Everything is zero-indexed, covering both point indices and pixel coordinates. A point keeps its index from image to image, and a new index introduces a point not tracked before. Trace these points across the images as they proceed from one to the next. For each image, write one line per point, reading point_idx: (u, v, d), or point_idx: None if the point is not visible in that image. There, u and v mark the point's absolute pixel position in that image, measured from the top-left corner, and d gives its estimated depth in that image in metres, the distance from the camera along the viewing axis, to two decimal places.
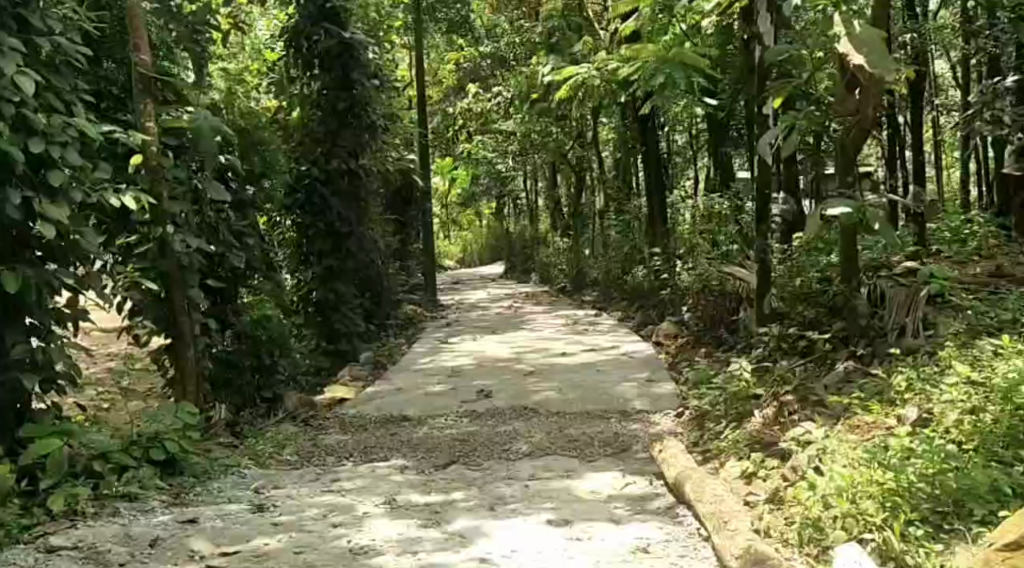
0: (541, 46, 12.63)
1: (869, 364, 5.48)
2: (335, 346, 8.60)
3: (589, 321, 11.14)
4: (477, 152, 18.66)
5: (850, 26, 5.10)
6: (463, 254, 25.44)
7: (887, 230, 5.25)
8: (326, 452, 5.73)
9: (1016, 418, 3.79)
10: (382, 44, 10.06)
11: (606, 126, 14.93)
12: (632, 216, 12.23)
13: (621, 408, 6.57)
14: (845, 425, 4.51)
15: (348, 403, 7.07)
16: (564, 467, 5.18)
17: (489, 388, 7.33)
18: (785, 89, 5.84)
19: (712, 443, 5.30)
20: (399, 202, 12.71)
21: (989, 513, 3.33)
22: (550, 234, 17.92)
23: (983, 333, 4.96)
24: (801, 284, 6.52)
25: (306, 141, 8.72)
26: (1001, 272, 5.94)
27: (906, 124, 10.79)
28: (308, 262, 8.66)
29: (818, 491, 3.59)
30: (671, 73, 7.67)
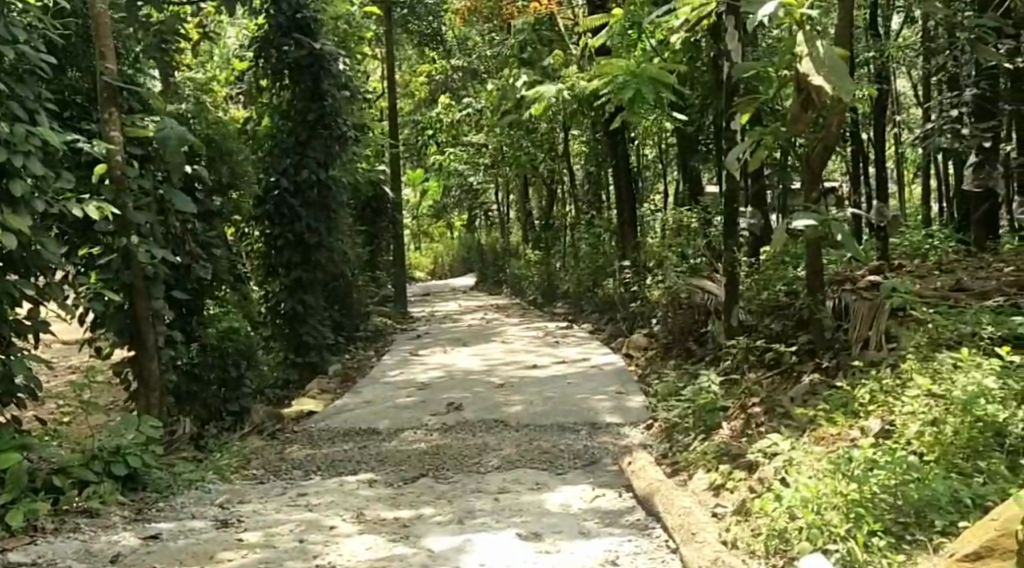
0: (512, 59, 12.75)
1: (833, 376, 5.58)
2: (305, 358, 8.63)
3: (560, 333, 11.26)
4: (448, 164, 18.76)
5: (814, 45, 5.09)
6: (434, 266, 25.56)
7: (851, 242, 5.34)
8: (293, 466, 5.77)
9: (976, 430, 3.82)
10: (353, 55, 10.10)
11: (576, 140, 15.06)
12: (602, 228, 12.36)
13: (590, 419, 6.67)
14: (811, 437, 4.66)
15: (317, 416, 7.12)
16: (534, 480, 5.27)
17: (460, 400, 7.38)
18: (753, 104, 5.95)
19: (680, 456, 5.46)
20: (370, 213, 12.76)
21: (949, 523, 3.40)
22: (521, 246, 18.06)
23: (943, 346, 4.83)
24: (767, 297, 6.68)
25: (275, 151, 8.73)
26: (959, 285, 5.74)
27: (868, 140, 11.00)
28: (277, 274, 8.73)
29: (784, 502, 3.71)
30: (639, 87, 7.80)
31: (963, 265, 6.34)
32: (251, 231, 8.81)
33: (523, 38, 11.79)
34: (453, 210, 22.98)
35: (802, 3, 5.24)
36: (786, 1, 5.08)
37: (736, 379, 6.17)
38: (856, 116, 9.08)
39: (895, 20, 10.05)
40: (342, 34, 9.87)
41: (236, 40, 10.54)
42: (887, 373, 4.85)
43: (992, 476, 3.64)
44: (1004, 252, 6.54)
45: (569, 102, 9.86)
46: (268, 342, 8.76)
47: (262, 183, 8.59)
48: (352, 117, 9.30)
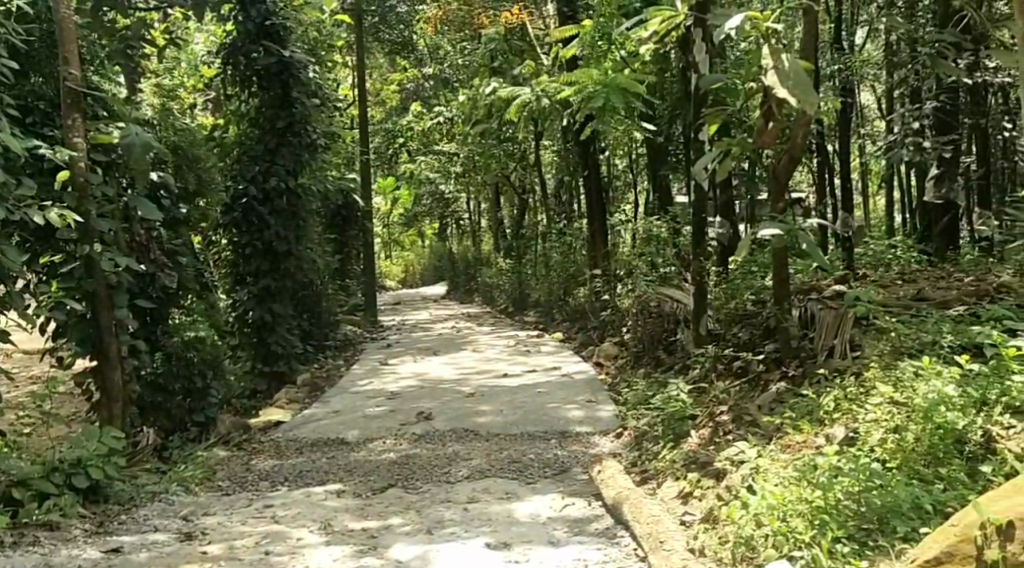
0: (483, 68, 12.76)
1: (799, 384, 5.63)
2: (273, 368, 8.58)
3: (531, 342, 11.28)
4: (419, 172, 18.72)
5: (779, 58, 5.15)
6: (405, 274, 25.53)
7: (816, 252, 5.40)
8: (260, 477, 5.73)
9: (936, 436, 3.86)
10: (323, 63, 10.06)
11: (547, 149, 15.11)
12: (572, 237, 12.40)
13: (560, 428, 6.69)
14: (778, 445, 4.70)
15: (286, 426, 7.08)
16: (504, 489, 5.27)
17: (430, 410, 7.37)
18: (720, 115, 6.00)
19: (649, 464, 5.49)
20: (340, 221, 12.71)
21: (911, 529, 3.40)
22: (492, 255, 18.08)
23: (906, 354, 4.89)
24: (735, 305, 6.74)
25: (243, 159, 8.67)
26: (922, 294, 5.82)
27: (835, 151, 11.14)
28: (245, 283, 8.68)
29: (751, 510, 3.77)
30: (609, 97, 7.85)
31: (924, 275, 6.44)
32: (219, 239, 8.75)
33: (494, 47, 11.80)
34: (424, 218, 22.94)
35: (768, 16, 5.30)
36: (751, 14, 5.14)
37: (704, 387, 6.22)
38: (822, 128, 9.19)
39: (860, 33, 10.19)
40: (312, 42, 9.83)
41: (204, 47, 10.47)
42: (851, 380, 4.91)
43: (951, 482, 3.68)
44: (964, 262, 6.64)
45: (540, 111, 9.89)
46: (235, 352, 8.70)
47: (230, 191, 8.54)
48: (321, 125, 9.26)
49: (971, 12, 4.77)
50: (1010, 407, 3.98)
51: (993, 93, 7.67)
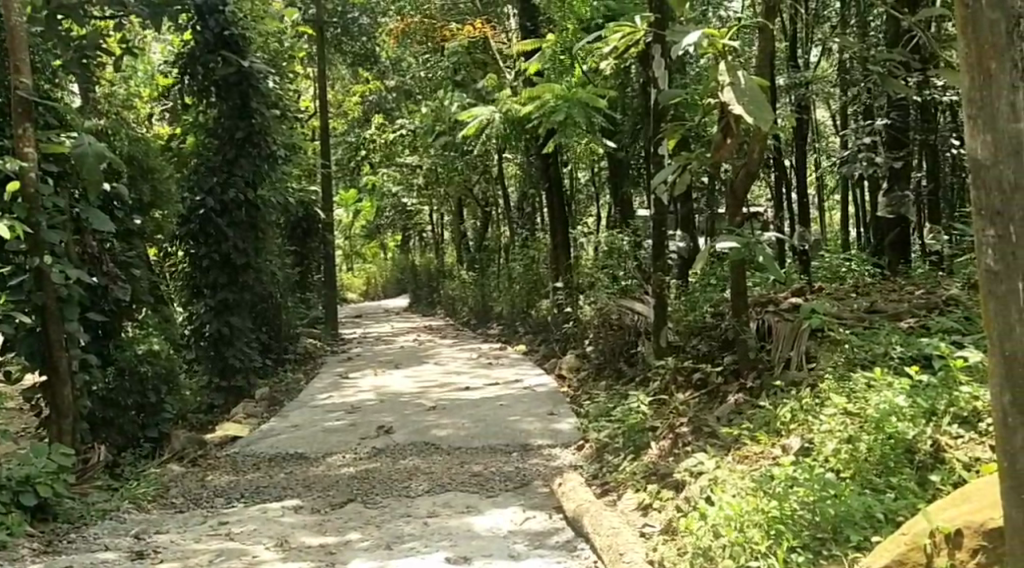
0: (446, 80, 12.76)
1: (756, 396, 5.69)
2: (230, 382, 8.48)
3: (494, 355, 11.27)
4: (381, 184, 18.64)
5: (735, 74, 5.20)
6: (367, 286, 25.39)
7: (772, 265, 5.45)
8: (216, 494, 5.66)
9: (887, 446, 3.93)
10: (283, 74, 10.00)
11: (509, 162, 15.14)
12: (535, 250, 12.42)
13: (521, 440, 6.69)
14: (735, 456, 4.75)
15: (243, 441, 7.01)
16: (464, 503, 5.26)
17: (390, 423, 7.33)
18: (679, 130, 6.07)
19: (610, 477, 5.53)
20: (300, 233, 12.61)
21: (864, 538, 3.44)
22: (454, 267, 18.05)
23: (859, 366, 4.96)
24: (695, 318, 6.81)
25: (201, 170, 8.59)
26: (875, 306, 5.89)
27: (792, 166, 11.30)
28: (202, 295, 8.59)
29: (709, 521, 3.80)
30: (570, 111, 7.90)
31: (877, 288, 6.54)
32: (175, 251, 8.66)
33: (457, 60, 11.80)
34: (386, 231, 22.84)
35: (724, 34, 5.36)
36: (708, 31, 5.20)
37: (664, 399, 6.26)
38: (779, 143, 9.32)
39: (816, 51, 10.36)
40: (273, 54, 9.77)
41: (162, 56, 10.37)
42: (806, 391, 4.97)
43: (902, 491, 3.72)
44: (915, 275, 6.76)
45: (502, 124, 9.91)
46: (192, 366, 8.60)
47: (187, 202, 8.46)
48: (281, 136, 9.21)
49: (919, 32, 4.83)
50: (958, 418, 4.05)
51: (942, 111, 7.84)
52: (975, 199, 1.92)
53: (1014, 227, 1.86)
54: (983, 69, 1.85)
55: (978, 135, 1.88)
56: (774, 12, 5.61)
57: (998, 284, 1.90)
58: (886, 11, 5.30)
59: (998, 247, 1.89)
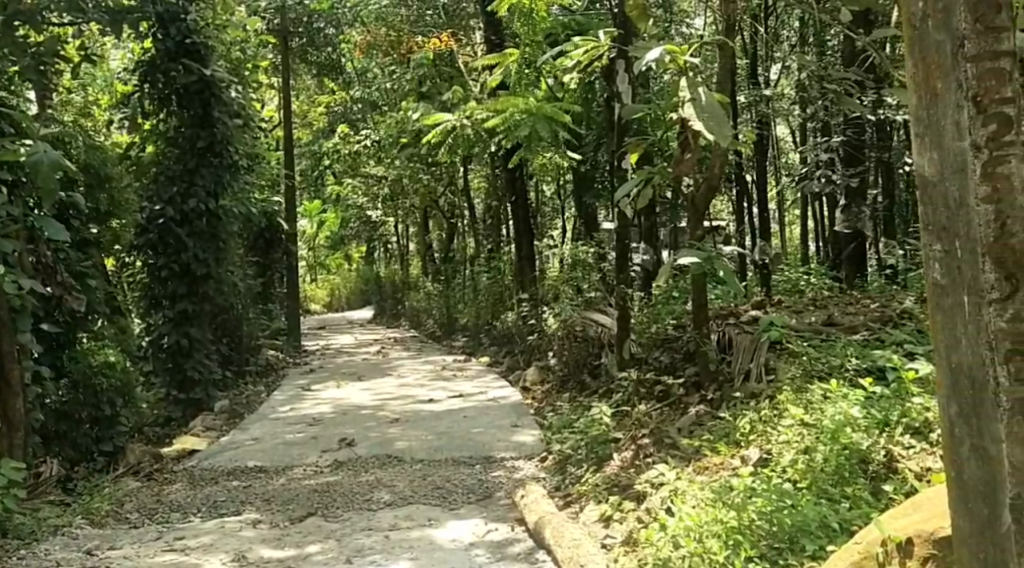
0: (411, 92, 12.74)
1: (717, 408, 5.73)
2: (188, 395, 8.41)
3: (457, 367, 11.27)
4: (346, 195, 18.55)
5: (696, 90, 5.24)
6: (331, 297, 25.22)
7: (734, 280, 5.49)
8: (172, 508, 5.61)
9: (843, 456, 3.99)
10: (247, 84, 9.94)
11: (475, 174, 15.16)
12: (500, 261, 12.43)
13: (485, 453, 6.69)
14: (695, 467, 4.80)
15: (200, 455, 6.94)
16: (426, 515, 5.24)
17: (351, 436, 7.30)
18: (641, 145, 6.12)
19: (572, 488, 5.56)
20: (262, 243, 12.53)
21: (820, 547, 3.47)
22: (419, 279, 18.01)
23: (816, 378, 5.01)
24: (657, 330, 6.86)
25: (160, 179, 8.52)
26: (833, 319, 5.97)
27: (753, 181, 11.45)
28: (160, 306, 8.50)
29: (669, 533, 3.83)
30: (534, 126, 7.96)
31: (835, 302, 6.63)
32: (133, 261, 8.56)
33: (423, 72, 11.81)
34: (351, 241, 22.74)
35: (686, 50, 5.41)
36: (670, 47, 5.24)
37: (626, 411, 6.30)
38: (740, 158, 9.44)
39: (777, 68, 10.51)
40: (236, 63, 9.71)
41: (121, 65, 10.25)
42: (765, 403, 5.02)
43: (856, 501, 3.77)
44: (872, 290, 6.89)
45: (467, 136, 9.90)
46: (149, 378, 8.49)
47: (145, 212, 8.38)
48: (244, 146, 9.16)
49: (874, 51, 4.91)
50: (910, 428, 4.12)
51: (897, 129, 8.00)
52: (925, 214, 1.97)
53: (959, 243, 1.89)
54: (929, 87, 1.89)
55: (925, 151, 1.93)
56: (734, 29, 5.67)
57: (944, 296, 1.93)
58: (840, 29, 5.40)
59: (944, 261, 1.92)
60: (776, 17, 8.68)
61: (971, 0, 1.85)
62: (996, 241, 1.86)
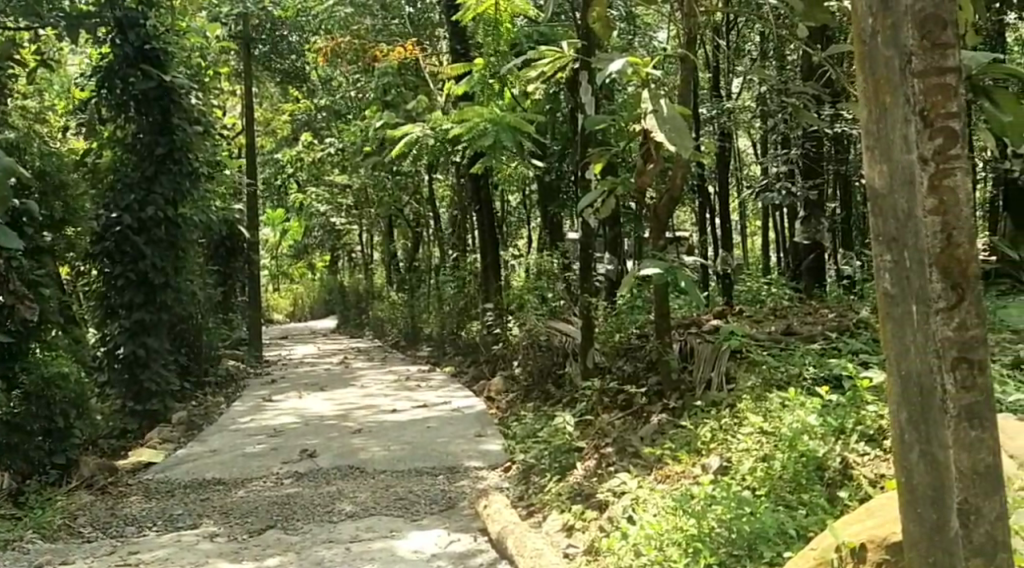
0: (375, 101, 12.72)
1: (679, 416, 5.77)
2: (145, 407, 8.30)
3: (420, 377, 11.23)
4: (309, 203, 18.44)
5: (658, 102, 5.27)
6: (293, 307, 25.02)
7: (695, 290, 5.51)
8: (126, 522, 5.53)
9: (800, 462, 4.04)
10: (208, 91, 9.85)
11: (440, 183, 15.17)
12: (465, 271, 12.42)
13: (448, 463, 6.67)
14: (657, 476, 4.83)
15: (156, 467, 6.85)
16: (387, 527, 5.22)
17: (313, 447, 7.24)
18: (603, 156, 6.15)
19: (535, 497, 5.57)
20: (223, 252, 12.40)
21: (778, 554, 3.49)
22: (383, 288, 17.93)
23: (775, 387, 5.07)
24: (620, 338, 6.90)
25: (118, 186, 8.41)
26: (792, 329, 6.04)
27: (716, 192, 11.58)
28: (117, 316, 8.39)
29: (629, 542, 3.87)
30: (498, 135, 7.94)
31: (795, 311, 6.71)
32: (88, 270, 8.41)
33: (387, 81, 11.78)
34: (314, 250, 22.60)
35: (647, 62, 5.41)
36: (632, 59, 5.26)
37: (590, 420, 6.33)
38: (702, 169, 9.52)
39: (738, 82, 10.63)
40: (199, 70, 9.61)
41: (79, 70, 10.12)
42: (725, 412, 5.06)
43: (812, 508, 3.81)
44: (830, 299, 7.00)
45: (432, 146, 9.89)
46: (104, 390, 8.37)
47: (102, 219, 8.26)
48: (204, 153, 9.07)
49: (830, 66, 4.96)
50: (865, 436, 4.17)
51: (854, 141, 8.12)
52: (874, 225, 1.98)
53: (909, 254, 1.92)
54: (879, 101, 1.91)
55: (874, 163, 1.94)
56: (694, 43, 5.75)
57: (895, 305, 1.94)
58: (796, 43, 5.50)
59: (894, 271, 1.94)
60: (737, 31, 8.79)
61: (915, 16, 1.88)
62: (943, 251, 1.90)
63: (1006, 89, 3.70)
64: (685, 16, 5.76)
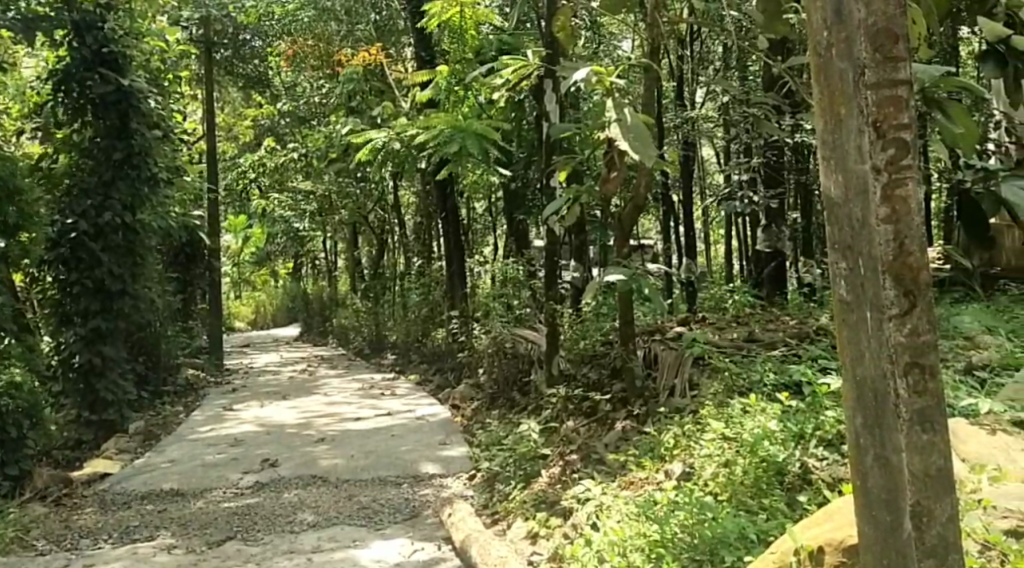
0: (339, 108, 12.65)
1: (643, 422, 5.78)
2: (101, 417, 8.16)
3: (385, 385, 11.16)
4: (273, 209, 18.30)
5: (622, 111, 5.26)
6: (255, 315, 24.79)
7: (659, 297, 5.53)
8: (80, 534, 5.44)
9: (762, 468, 4.08)
10: (167, 94, 9.68)
11: (406, 190, 15.14)
12: (431, 278, 12.37)
13: (411, 472, 6.64)
14: (621, 483, 4.85)
15: (111, 477, 6.77)
16: (350, 537, 5.18)
17: (275, 457, 7.17)
18: (569, 163, 6.16)
19: (500, 505, 5.56)
20: (183, 258, 12.24)
21: (738, 558, 3.47)
22: (347, 295, 17.83)
23: (738, 392, 5.10)
24: (586, 345, 6.92)
25: (74, 191, 8.30)
26: (754, 335, 6.08)
27: (680, 201, 11.67)
28: (72, 324, 8.21)
29: (592, 550, 3.90)
30: (464, 142, 7.90)
31: (756, 318, 6.76)
32: (42, 277, 8.25)
33: (352, 87, 11.75)
34: (276, 256, 22.43)
35: (612, 70, 5.40)
36: (596, 67, 5.28)
37: (555, 427, 6.33)
38: (666, 177, 9.59)
39: (700, 92, 10.74)
40: (158, 74, 9.49)
41: (35, 73, 9.98)
42: (688, 418, 5.08)
43: (772, 512, 3.83)
44: (790, 306, 7.06)
45: (398, 152, 9.86)
46: (58, 399, 8.20)
47: (56, 225, 8.11)
48: (164, 158, 8.99)
49: (790, 77, 4.97)
50: (824, 441, 4.19)
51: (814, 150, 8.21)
52: (830, 233, 2.00)
53: (862, 261, 1.94)
54: (834, 114, 1.92)
55: (830, 174, 1.95)
56: (657, 52, 5.78)
57: (850, 312, 1.96)
58: (757, 55, 5.52)
59: (849, 279, 1.96)
60: (699, 42, 8.88)
61: (867, 32, 1.92)
62: (895, 259, 1.94)
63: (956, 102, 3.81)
64: (649, 26, 5.77)
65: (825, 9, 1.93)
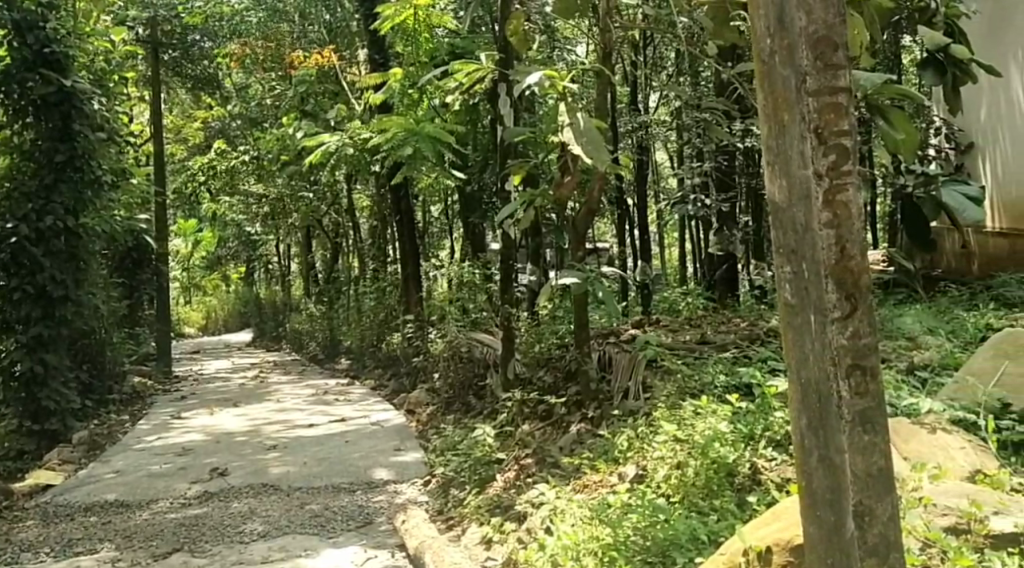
0: (290, 110, 12.52)
1: (597, 425, 5.81)
2: (43, 426, 7.98)
3: (339, 391, 11.07)
4: (225, 213, 18.08)
5: (575, 115, 5.27)
6: (207, 320, 24.42)
7: (612, 300, 5.55)
8: (21, 548, 5.33)
9: (714, 470, 4.09)
10: (109, 95, 9.35)
11: (359, 194, 15.04)
12: (387, 282, 12.30)
13: (365, 478, 6.59)
14: (575, 486, 4.85)
15: (53, 489, 6.63)
16: (301, 546, 5.12)
17: (224, 465, 7.07)
18: (523, 167, 6.15)
19: (454, 510, 5.54)
20: (130, 264, 12.02)
21: (689, 559, 3.50)
22: (302, 300, 17.66)
23: (690, 394, 5.13)
24: (541, 348, 6.93)
25: (15, 195, 8.10)
26: (706, 338, 6.14)
27: (633, 204, 11.74)
28: (13, 331, 8.07)
29: (546, 554, 3.89)
30: (417, 145, 7.88)
31: (707, 321, 6.83)
32: None
33: (305, 90, 11.64)
34: (228, 260, 22.13)
35: (563, 74, 5.40)
36: (549, 72, 5.27)
37: (510, 431, 6.33)
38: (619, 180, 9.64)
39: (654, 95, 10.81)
40: (103, 76, 9.32)
41: None
42: (641, 420, 5.11)
43: (723, 513, 3.87)
44: (741, 308, 7.13)
45: (351, 156, 9.79)
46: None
47: None
48: (109, 160, 8.83)
49: (739, 82, 4.99)
50: (773, 441, 4.26)
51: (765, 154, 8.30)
52: (773, 237, 2.00)
53: (806, 265, 1.94)
54: (777, 118, 1.93)
55: (774, 179, 1.95)
56: (609, 56, 5.81)
57: (794, 315, 1.96)
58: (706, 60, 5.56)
59: (794, 282, 1.96)
60: (652, 47, 8.94)
61: (809, 40, 1.97)
62: (837, 264, 1.99)
63: (898, 108, 3.89)
64: (600, 30, 5.78)
65: (767, 16, 1.94)
